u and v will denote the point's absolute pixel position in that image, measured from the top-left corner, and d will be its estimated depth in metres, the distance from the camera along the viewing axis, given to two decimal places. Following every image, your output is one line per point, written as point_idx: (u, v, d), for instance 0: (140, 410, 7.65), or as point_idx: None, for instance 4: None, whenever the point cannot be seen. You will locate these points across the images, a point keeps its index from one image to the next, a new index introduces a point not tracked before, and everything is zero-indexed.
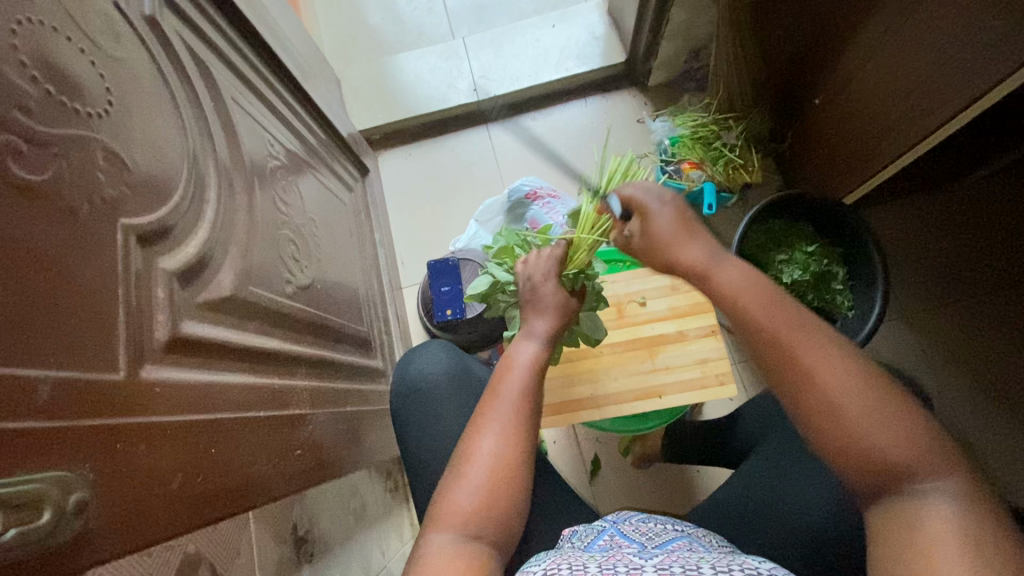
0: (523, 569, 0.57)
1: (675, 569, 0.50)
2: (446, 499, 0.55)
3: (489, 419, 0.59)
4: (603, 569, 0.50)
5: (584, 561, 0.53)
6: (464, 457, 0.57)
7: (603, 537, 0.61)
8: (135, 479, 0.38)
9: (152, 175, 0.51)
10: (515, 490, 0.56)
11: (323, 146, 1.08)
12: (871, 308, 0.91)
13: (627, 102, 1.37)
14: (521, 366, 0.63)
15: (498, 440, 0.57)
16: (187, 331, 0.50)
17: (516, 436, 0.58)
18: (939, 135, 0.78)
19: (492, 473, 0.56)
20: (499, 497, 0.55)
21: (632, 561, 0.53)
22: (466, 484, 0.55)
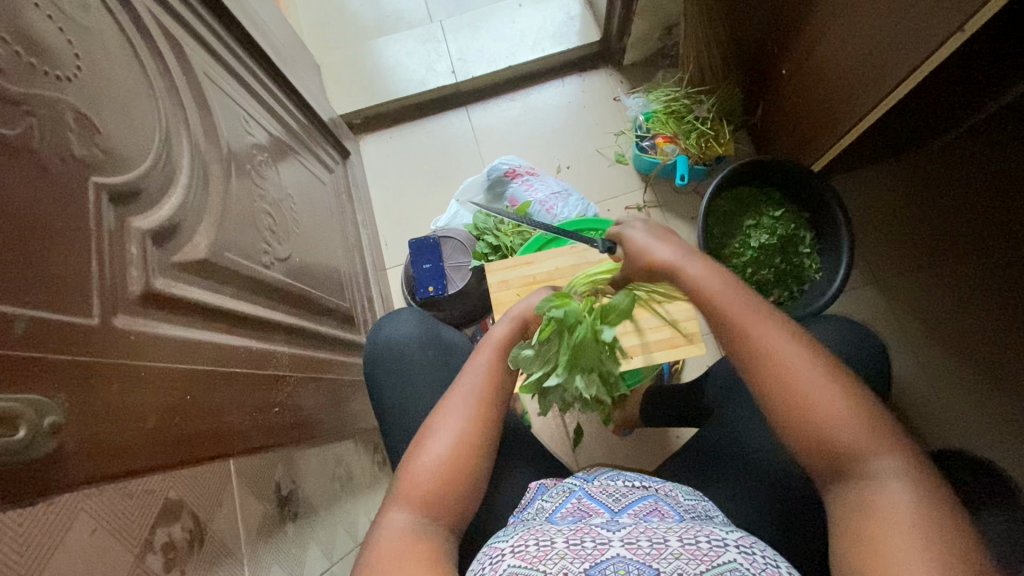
0: (490, 542, 0.59)
1: (642, 543, 0.52)
2: (408, 467, 0.58)
3: (456, 396, 0.62)
4: (570, 544, 0.52)
5: (552, 535, 0.55)
6: (428, 430, 0.60)
7: (571, 501, 0.63)
8: (111, 413, 0.41)
9: (122, 140, 0.53)
10: (473, 462, 0.59)
11: (303, 129, 1.10)
12: (836, 268, 0.94)
13: (603, 81, 1.39)
14: (492, 348, 0.66)
15: (460, 417, 0.60)
16: (161, 286, 0.52)
17: (478, 414, 0.61)
18: (892, 100, 0.81)
19: (450, 446, 0.58)
20: (456, 468, 0.58)
21: (600, 534, 0.54)
22: (425, 456, 0.58)
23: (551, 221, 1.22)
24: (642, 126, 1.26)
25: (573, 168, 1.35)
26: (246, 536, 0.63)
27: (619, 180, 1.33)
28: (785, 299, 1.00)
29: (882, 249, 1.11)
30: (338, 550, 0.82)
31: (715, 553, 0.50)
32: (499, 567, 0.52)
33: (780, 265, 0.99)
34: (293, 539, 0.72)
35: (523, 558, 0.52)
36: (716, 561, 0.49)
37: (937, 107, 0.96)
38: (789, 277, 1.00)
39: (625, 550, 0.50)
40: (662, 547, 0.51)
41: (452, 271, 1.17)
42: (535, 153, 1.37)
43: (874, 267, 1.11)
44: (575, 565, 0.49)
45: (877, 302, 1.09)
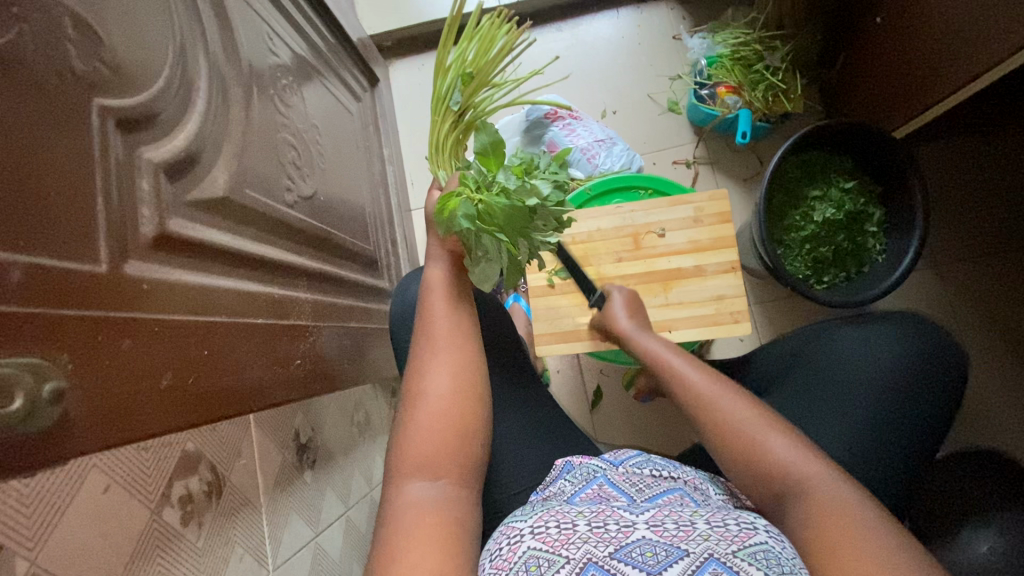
0: (506, 522, 0.56)
1: (668, 525, 0.48)
2: (406, 438, 0.56)
3: (431, 353, 0.60)
4: (593, 527, 0.49)
5: (573, 517, 0.51)
6: (413, 397, 0.58)
7: (593, 485, 0.60)
8: (123, 372, 0.37)
9: (130, 55, 0.46)
10: (473, 416, 0.57)
11: (330, 49, 1.00)
12: (904, 251, 0.85)
13: (664, 15, 1.24)
14: (441, 294, 0.64)
15: (443, 373, 0.58)
16: (174, 227, 0.47)
17: (458, 362, 0.59)
18: (1012, 64, 0.70)
19: (444, 405, 0.57)
20: (458, 427, 0.56)
21: (623, 517, 0.51)
22: (421, 420, 0.56)
23: (591, 170, 1.15)
24: (703, 72, 1.13)
25: (620, 113, 1.23)
26: (265, 485, 0.62)
27: (669, 131, 1.22)
28: (840, 280, 0.93)
29: (951, 232, 1.01)
30: (353, 495, 0.82)
31: (746, 534, 0.46)
32: (519, 549, 0.49)
33: (842, 243, 0.91)
34: (310, 486, 0.71)
35: (544, 540, 0.48)
36: (746, 542, 0.45)
37: None
38: (849, 256, 0.92)
39: (651, 533, 0.47)
40: (688, 529, 0.47)
41: None
42: (579, 93, 1.25)
43: (941, 250, 1.01)
44: (601, 550, 0.45)
45: (936, 289, 1.01)
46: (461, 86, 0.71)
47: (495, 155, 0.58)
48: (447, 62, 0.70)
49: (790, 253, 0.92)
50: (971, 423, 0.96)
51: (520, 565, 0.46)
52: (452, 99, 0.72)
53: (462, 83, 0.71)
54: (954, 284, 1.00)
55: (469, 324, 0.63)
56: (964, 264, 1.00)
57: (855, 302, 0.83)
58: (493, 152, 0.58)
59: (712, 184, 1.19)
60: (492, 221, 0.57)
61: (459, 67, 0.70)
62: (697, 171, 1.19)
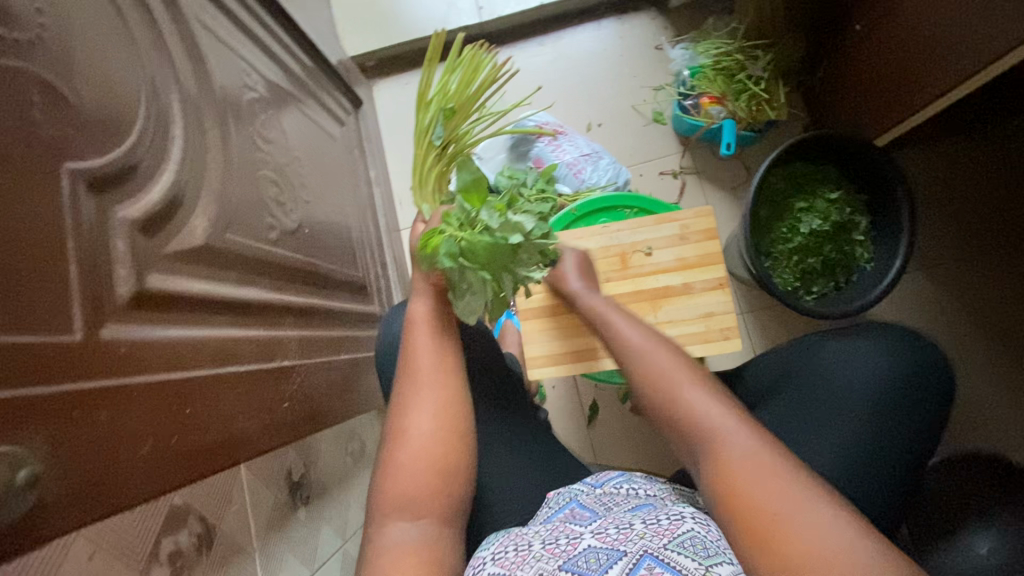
0: (476, 554, 0.57)
1: (609, 530, 0.51)
2: (390, 483, 0.55)
3: (413, 393, 0.58)
4: (546, 545, 0.51)
5: (530, 538, 0.54)
6: (395, 437, 0.57)
7: (566, 507, 0.59)
8: (99, 444, 0.37)
9: (101, 112, 0.46)
10: (459, 457, 0.57)
11: (310, 75, 0.99)
12: (891, 260, 0.85)
13: (645, 26, 1.24)
14: (425, 330, 0.61)
15: (427, 416, 0.57)
16: (153, 284, 0.46)
17: (441, 403, 0.58)
18: (989, 74, 0.70)
19: (429, 449, 0.56)
20: (445, 471, 0.56)
21: (574, 530, 0.53)
22: (407, 464, 0.55)
23: (578, 184, 1.15)
24: (686, 83, 1.13)
25: (605, 126, 1.23)
26: (257, 528, 0.62)
27: (655, 142, 1.21)
28: (829, 289, 0.93)
29: (939, 235, 1.01)
30: (350, 527, 0.82)
31: (675, 525, 0.50)
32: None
33: (830, 253, 0.91)
34: (305, 524, 0.71)
35: (502, 564, 0.50)
36: (677, 533, 0.48)
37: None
38: (838, 265, 0.92)
39: (594, 540, 0.50)
40: (627, 531, 0.50)
41: None
42: (564, 107, 1.25)
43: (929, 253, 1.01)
44: (550, 564, 0.48)
45: (926, 291, 1.01)
46: (444, 120, 0.72)
47: (477, 190, 0.60)
48: (429, 94, 0.71)
49: (778, 265, 0.92)
50: (966, 425, 0.97)
51: None
52: (435, 132, 0.73)
53: (444, 117, 0.72)
54: (944, 286, 1.00)
55: (455, 356, 0.61)
56: (953, 266, 1.00)
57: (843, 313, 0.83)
58: (474, 188, 0.59)
59: (699, 193, 1.19)
60: (476, 257, 0.58)
61: (442, 100, 0.71)
62: (684, 181, 1.19)
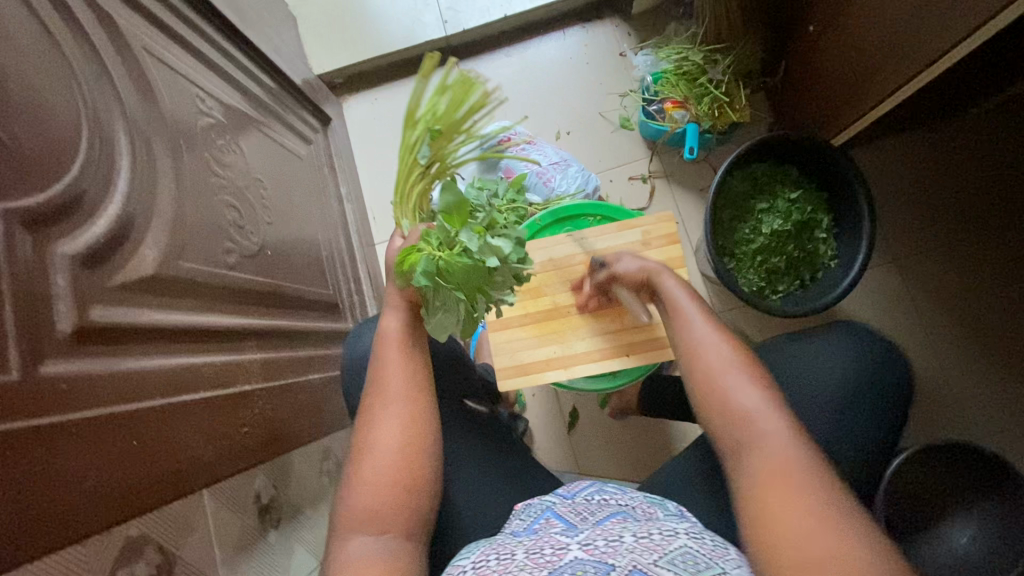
0: (452, 563, 0.55)
1: (598, 543, 0.49)
2: (355, 493, 0.56)
3: (379, 405, 0.59)
4: (530, 555, 0.49)
5: (512, 548, 0.52)
6: (361, 451, 0.57)
7: (540, 520, 0.59)
8: (37, 483, 0.38)
9: (39, 150, 0.46)
10: (425, 467, 0.57)
11: (273, 96, 1.00)
12: (853, 256, 0.86)
13: (608, 33, 1.26)
14: (394, 344, 0.62)
15: (391, 428, 0.57)
16: (97, 317, 0.47)
17: (406, 415, 0.58)
18: (937, 70, 0.72)
19: (393, 460, 0.56)
20: (409, 481, 0.56)
21: (558, 541, 0.51)
22: (371, 475, 0.56)
23: (548, 193, 1.15)
24: (650, 89, 1.14)
25: (574, 134, 1.24)
26: (221, 554, 0.62)
27: (623, 147, 1.23)
28: (795, 288, 0.94)
29: (903, 228, 1.03)
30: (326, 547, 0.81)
31: (666, 541, 0.50)
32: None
33: (793, 252, 0.92)
34: (275, 546, 0.71)
35: (483, 574, 0.49)
36: (667, 550, 0.48)
37: (980, 72, 0.86)
38: (802, 264, 0.93)
39: (582, 552, 0.48)
40: (616, 544, 0.49)
41: None
42: (532, 116, 1.26)
43: (894, 246, 1.03)
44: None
45: (893, 285, 1.02)
46: (430, 140, 0.62)
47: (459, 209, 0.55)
48: (416, 111, 0.60)
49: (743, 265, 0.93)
50: (937, 416, 0.98)
51: None
52: (421, 151, 0.64)
53: (430, 136, 0.62)
54: (910, 279, 1.02)
55: (425, 373, 0.62)
56: (919, 259, 1.02)
57: (807, 311, 0.84)
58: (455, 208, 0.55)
59: (668, 197, 1.20)
60: (451, 279, 0.56)
61: (430, 118, 0.60)
62: (653, 185, 1.21)
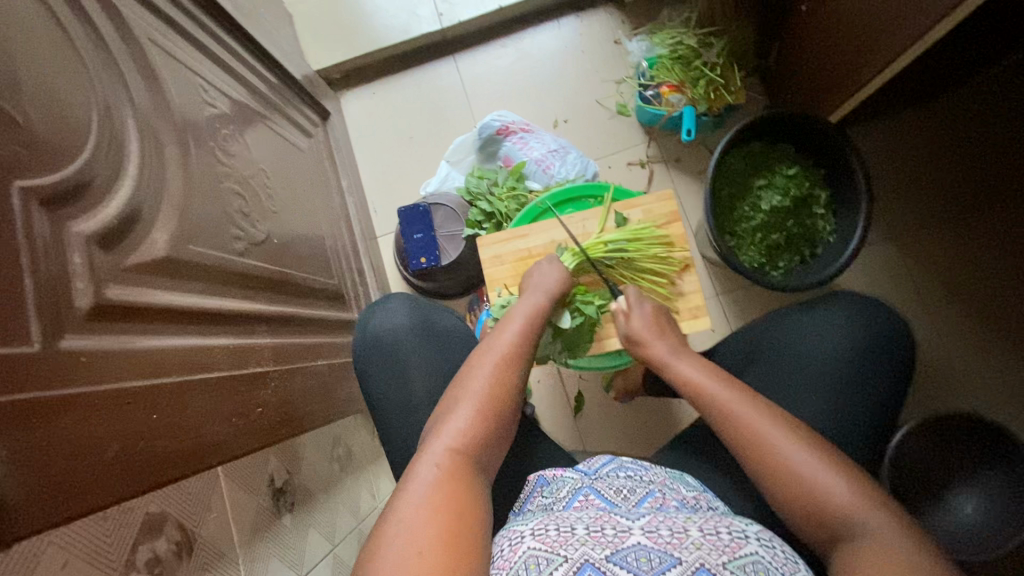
0: (508, 527, 0.57)
1: (662, 531, 0.50)
2: (438, 429, 0.60)
3: (482, 360, 0.65)
4: (590, 531, 0.50)
5: (571, 521, 0.53)
6: (440, 428, 0.60)
7: (579, 495, 0.61)
8: (63, 449, 0.38)
9: (52, 133, 0.47)
10: (503, 422, 0.62)
11: (274, 91, 1.01)
12: (852, 229, 0.87)
13: (602, 22, 1.27)
14: (498, 352, 0.66)
15: (488, 380, 0.63)
16: (113, 295, 0.48)
17: (504, 373, 0.64)
18: (927, 41, 0.73)
19: (481, 407, 0.61)
20: (486, 430, 0.60)
21: (619, 523, 0.52)
22: (458, 415, 0.60)
23: (547, 180, 1.17)
24: (646, 74, 1.15)
25: (571, 122, 1.25)
26: (237, 534, 0.63)
27: (621, 134, 1.24)
28: (796, 263, 0.95)
29: (900, 204, 1.04)
30: (340, 531, 0.82)
31: (735, 544, 0.49)
32: (519, 550, 0.50)
33: (791, 228, 0.93)
34: (290, 529, 0.72)
35: (543, 542, 0.50)
36: (736, 553, 0.48)
37: (971, 44, 0.87)
38: (801, 240, 0.94)
39: (645, 539, 0.49)
40: (681, 537, 0.49)
41: (444, 241, 1.12)
42: (529, 106, 1.27)
43: (893, 221, 1.04)
44: (597, 552, 0.47)
45: (892, 260, 1.03)
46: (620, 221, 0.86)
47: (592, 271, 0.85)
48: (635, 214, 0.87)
49: (744, 243, 0.94)
50: (939, 388, 0.99)
51: (520, 564, 0.48)
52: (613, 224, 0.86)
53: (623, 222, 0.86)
54: (908, 253, 1.03)
55: (515, 388, 0.65)
56: (917, 233, 1.03)
57: (807, 284, 0.85)
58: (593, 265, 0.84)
59: (667, 180, 1.21)
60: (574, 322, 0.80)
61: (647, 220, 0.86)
62: (652, 170, 1.22)
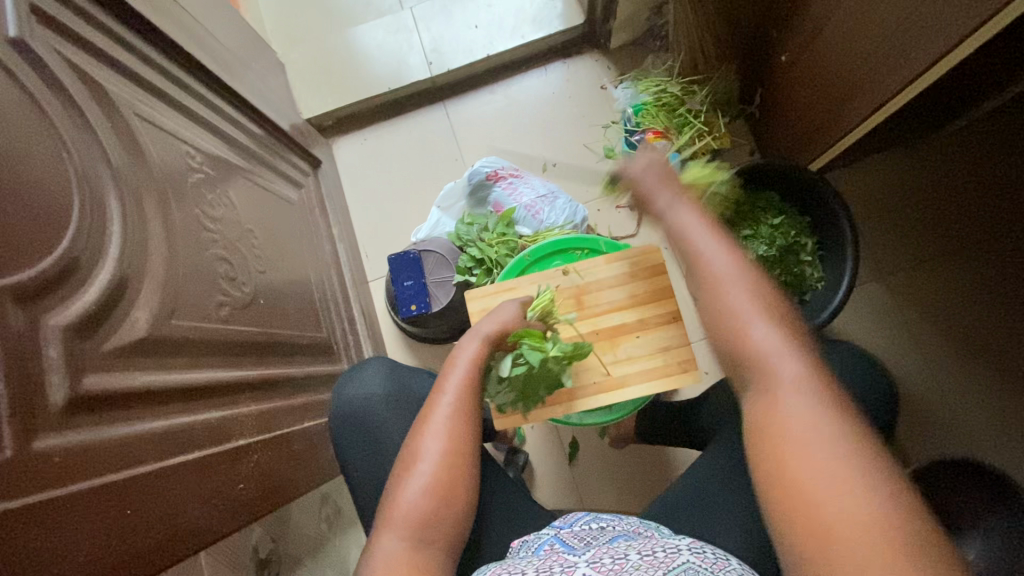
0: None
1: (605, 560, 0.50)
2: (389, 513, 0.59)
3: (430, 420, 0.63)
4: (538, 572, 0.49)
5: (522, 566, 0.52)
6: (392, 511, 0.59)
7: (544, 544, 0.59)
8: (28, 559, 0.38)
9: (29, 223, 0.47)
10: (465, 476, 0.62)
11: (262, 144, 1.02)
12: (839, 278, 0.88)
13: (589, 68, 1.30)
14: (446, 414, 0.63)
15: (441, 441, 0.62)
16: (91, 386, 0.47)
17: (453, 430, 0.62)
18: (907, 96, 0.74)
19: (437, 473, 0.60)
20: (446, 493, 0.60)
21: (566, 560, 0.51)
22: (413, 483, 0.60)
23: (537, 226, 1.16)
24: (632, 120, 1.16)
25: (560, 165, 1.27)
26: None
27: None
28: None
29: (885, 246, 1.05)
30: None
31: (670, 558, 0.49)
32: None
33: (780, 277, 0.93)
34: None
35: None
36: (671, 566, 0.48)
37: (948, 93, 0.89)
38: (790, 288, 0.93)
39: (590, 570, 0.48)
40: (623, 562, 0.49)
41: (434, 287, 1.11)
42: (518, 150, 1.28)
43: (879, 263, 1.05)
44: None
45: (881, 302, 1.03)
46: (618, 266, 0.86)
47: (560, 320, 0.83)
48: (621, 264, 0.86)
49: None
50: (932, 433, 0.98)
51: None
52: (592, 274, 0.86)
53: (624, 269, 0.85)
54: (895, 294, 1.03)
55: (468, 446, 0.63)
56: (905, 273, 1.03)
57: None
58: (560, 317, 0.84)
59: (656, 223, 1.22)
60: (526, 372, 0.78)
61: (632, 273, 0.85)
62: (641, 212, 1.23)
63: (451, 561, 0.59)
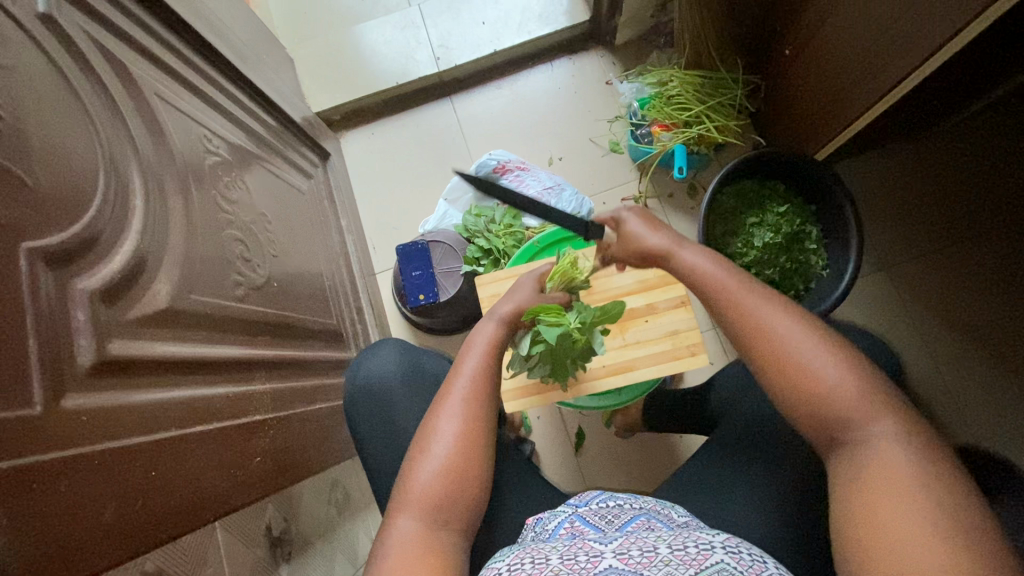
0: (488, 563, 0.55)
1: (633, 552, 0.49)
2: (404, 495, 0.59)
3: (445, 403, 0.63)
4: (564, 560, 0.49)
5: (547, 552, 0.52)
6: (406, 491, 0.59)
7: (564, 525, 0.60)
8: (59, 514, 0.39)
9: (57, 191, 0.48)
10: (479, 458, 0.61)
11: (273, 133, 1.03)
12: (844, 265, 0.89)
13: (595, 64, 1.31)
14: (462, 398, 0.64)
15: (456, 424, 0.62)
16: (116, 350, 0.48)
17: (469, 413, 0.63)
18: (913, 82, 0.75)
19: (452, 451, 0.60)
20: (460, 472, 0.60)
21: (592, 547, 0.51)
22: (428, 463, 0.60)
23: None
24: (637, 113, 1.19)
25: (566, 159, 1.28)
26: None
27: (616, 171, 1.26)
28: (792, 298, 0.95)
29: (889, 236, 1.07)
30: None
31: (703, 556, 0.48)
32: None
33: (785, 264, 0.94)
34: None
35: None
36: (704, 564, 0.47)
37: (950, 83, 0.90)
38: (796, 275, 0.95)
39: (617, 561, 0.48)
40: (651, 555, 0.48)
41: (442, 277, 1.12)
42: (525, 145, 1.30)
43: (884, 252, 1.06)
44: None
45: (886, 291, 1.05)
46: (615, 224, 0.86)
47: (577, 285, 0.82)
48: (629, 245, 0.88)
49: None
50: (938, 421, 0.99)
51: None
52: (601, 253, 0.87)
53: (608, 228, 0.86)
54: (899, 282, 1.05)
55: (483, 431, 0.63)
56: (908, 263, 1.05)
57: None
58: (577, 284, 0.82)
59: (660, 215, 1.24)
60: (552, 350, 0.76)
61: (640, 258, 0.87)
62: (646, 205, 1.24)
63: (465, 535, 0.59)
